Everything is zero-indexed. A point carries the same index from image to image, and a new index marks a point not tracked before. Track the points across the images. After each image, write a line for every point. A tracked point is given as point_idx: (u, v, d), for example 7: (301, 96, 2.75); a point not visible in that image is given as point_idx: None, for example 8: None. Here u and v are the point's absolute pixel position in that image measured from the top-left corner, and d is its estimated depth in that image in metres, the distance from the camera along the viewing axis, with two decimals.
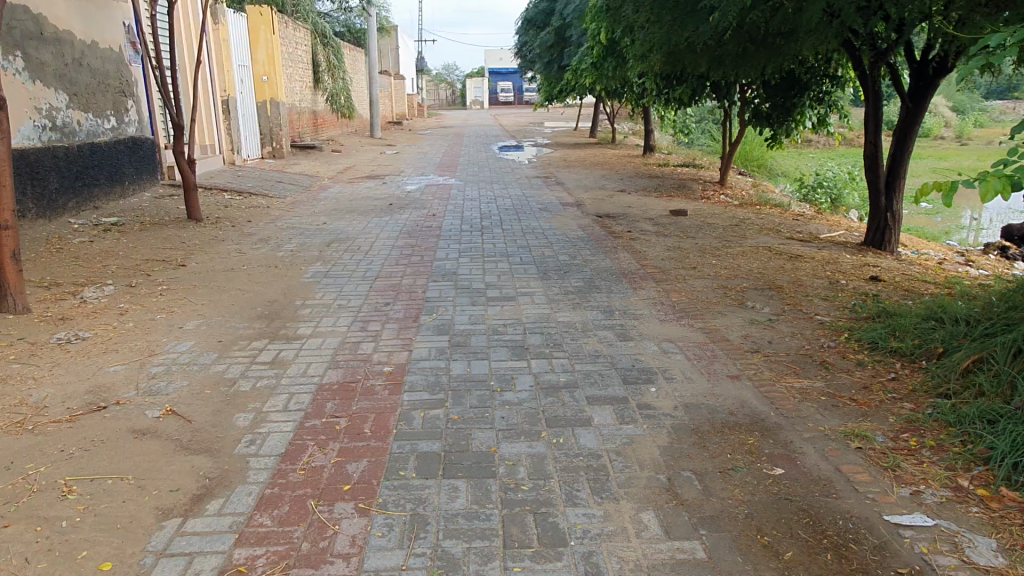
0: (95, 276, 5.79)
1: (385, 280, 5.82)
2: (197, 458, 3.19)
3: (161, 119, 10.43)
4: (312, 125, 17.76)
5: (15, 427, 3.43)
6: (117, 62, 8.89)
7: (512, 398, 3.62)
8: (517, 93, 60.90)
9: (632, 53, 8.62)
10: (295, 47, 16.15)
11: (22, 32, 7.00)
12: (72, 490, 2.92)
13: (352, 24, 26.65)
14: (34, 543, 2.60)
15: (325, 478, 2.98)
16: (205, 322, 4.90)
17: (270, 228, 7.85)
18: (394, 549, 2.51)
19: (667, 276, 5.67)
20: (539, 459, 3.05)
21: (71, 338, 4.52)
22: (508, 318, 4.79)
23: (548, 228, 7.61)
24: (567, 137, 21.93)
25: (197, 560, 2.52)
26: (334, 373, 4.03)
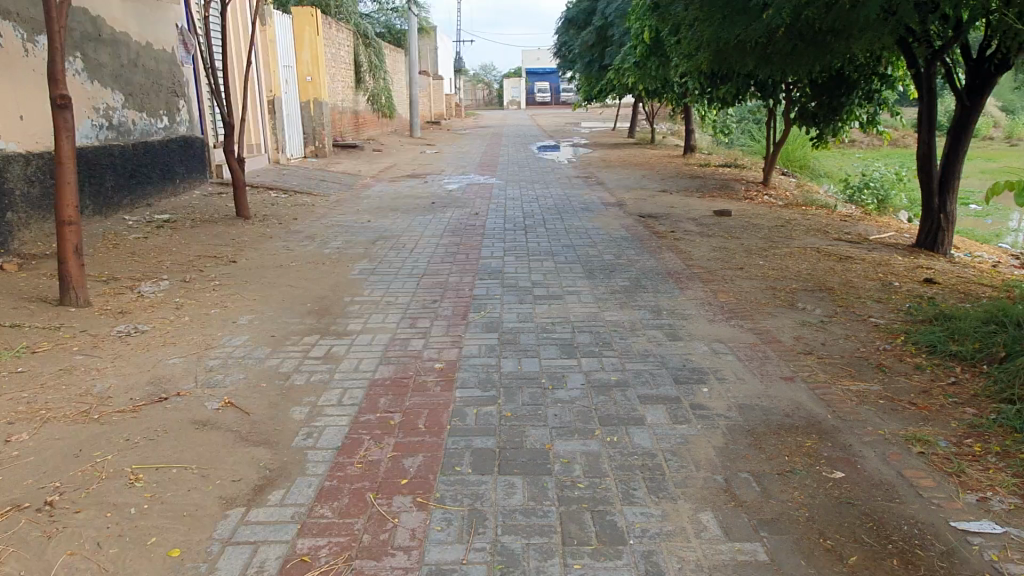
0: (151, 272, 5.94)
1: (432, 278, 5.87)
2: (257, 449, 3.26)
3: (210, 118, 10.65)
4: (354, 125, 17.96)
5: (82, 416, 3.54)
6: (170, 63, 9.11)
7: (564, 396, 3.63)
8: (554, 93, 60.77)
9: (678, 52, 8.57)
10: (337, 48, 16.37)
11: (81, 34, 7.22)
12: (139, 478, 3.01)
13: (393, 24, 26.92)
14: (105, 529, 2.68)
15: (382, 472, 3.03)
16: (257, 317, 5.00)
17: (316, 226, 7.96)
18: (454, 544, 2.54)
19: (714, 277, 5.63)
20: (594, 458, 3.06)
21: (130, 330, 4.65)
22: (555, 317, 4.80)
23: (593, 227, 7.59)
24: (606, 137, 21.88)
25: (262, 548, 2.57)
26: (386, 369, 4.08)
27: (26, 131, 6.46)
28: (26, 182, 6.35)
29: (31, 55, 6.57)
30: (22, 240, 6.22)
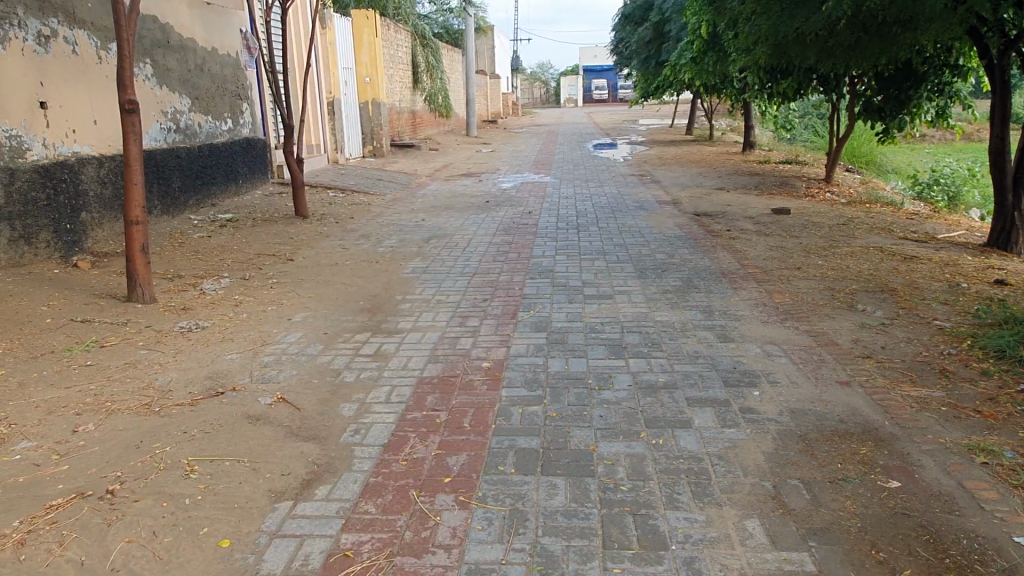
0: (214, 269, 6.14)
1: (483, 277, 5.90)
2: (306, 445, 3.33)
3: (272, 120, 10.96)
4: (411, 125, 18.19)
5: (144, 409, 3.69)
6: (234, 67, 9.40)
7: (611, 397, 3.59)
8: (612, 91, 60.21)
9: (736, 46, 8.37)
10: (395, 49, 16.58)
11: (151, 40, 7.51)
12: (194, 469, 3.12)
13: (450, 25, 27.11)
14: (161, 518, 2.79)
15: (426, 469, 3.06)
16: (311, 314, 5.11)
17: (372, 225, 8.09)
18: (494, 544, 2.54)
19: (770, 277, 5.48)
20: (639, 460, 3.02)
21: (192, 326, 4.82)
22: (605, 317, 4.75)
23: (646, 226, 7.49)
24: (664, 134, 21.56)
25: (307, 542, 2.63)
26: (434, 367, 4.12)
27: (99, 135, 6.75)
28: (99, 183, 6.61)
29: (103, 62, 6.87)
30: (95, 238, 6.50)
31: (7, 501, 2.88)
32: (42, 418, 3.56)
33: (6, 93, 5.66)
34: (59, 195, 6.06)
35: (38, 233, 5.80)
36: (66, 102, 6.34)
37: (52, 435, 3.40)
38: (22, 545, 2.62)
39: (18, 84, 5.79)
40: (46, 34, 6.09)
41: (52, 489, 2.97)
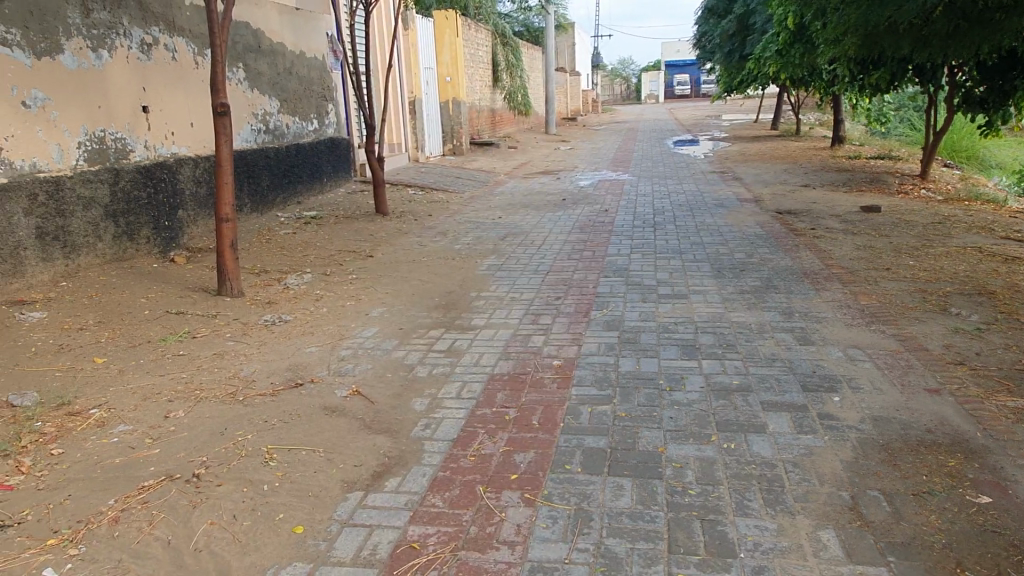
0: (298, 265, 6.37)
1: (556, 275, 5.89)
2: (379, 437, 3.41)
3: (356, 119, 11.28)
4: (490, 123, 18.35)
5: (230, 398, 3.87)
6: (321, 69, 9.72)
7: (682, 399, 3.52)
8: (695, 86, 59.00)
9: (824, 38, 8.07)
10: (476, 48, 16.74)
11: (243, 46, 7.85)
12: (273, 457, 3.25)
13: (531, 23, 27.16)
14: (241, 502, 2.92)
15: (494, 466, 3.08)
16: (388, 310, 5.23)
17: (449, 222, 8.20)
18: (558, 542, 2.54)
19: (856, 278, 5.24)
20: (709, 464, 2.95)
21: (276, 319, 5.02)
22: (679, 317, 4.66)
23: (726, 224, 7.30)
24: (748, 129, 20.96)
25: (376, 532, 2.70)
26: (506, 364, 4.15)
27: (195, 137, 7.11)
28: (195, 182, 6.97)
29: (199, 67, 7.22)
30: (191, 235, 6.85)
31: (104, 480, 3.08)
32: (138, 404, 3.78)
33: (112, 99, 6.04)
34: (158, 194, 6.42)
35: (139, 230, 6.16)
36: (165, 106, 6.70)
37: (145, 420, 3.62)
38: (116, 523, 2.79)
39: (122, 90, 6.16)
40: (148, 42, 6.46)
41: (143, 471, 3.16)
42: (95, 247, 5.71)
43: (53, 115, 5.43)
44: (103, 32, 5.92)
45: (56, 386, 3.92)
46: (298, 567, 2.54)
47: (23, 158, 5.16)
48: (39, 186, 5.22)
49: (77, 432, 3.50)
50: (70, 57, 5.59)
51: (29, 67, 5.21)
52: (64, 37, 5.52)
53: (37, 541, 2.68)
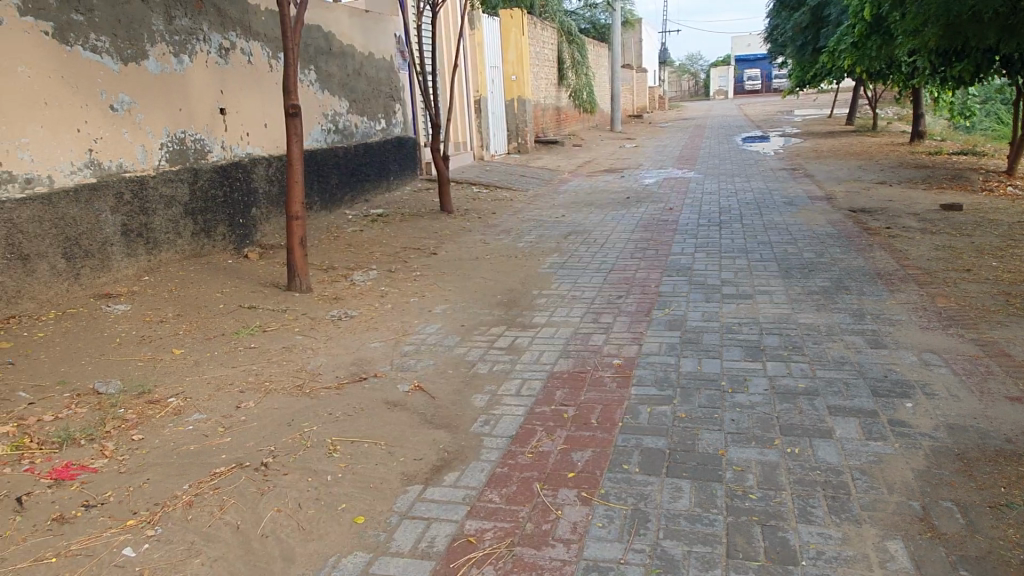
0: (364, 262, 6.51)
1: (619, 273, 5.85)
2: (439, 432, 3.47)
3: (422, 119, 11.45)
4: (555, 121, 18.32)
5: (297, 390, 3.99)
6: (389, 69, 9.90)
7: (744, 401, 3.45)
8: (766, 81, 57.47)
9: (903, 29, 7.76)
10: (542, 46, 16.74)
11: (315, 48, 8.07)
12: (336, 449, 3.34)
13: (597, 20, 26.94)
14: (305, 492, 3.01)
15: (552, 463, 3.10)
16: (451, 306, 5.30)
17: (513, 220, 8.24)
18: (614, 542, 2.53)
19: (933, 280, 5.02)
20: (772, 468, 2.88)
21: (342, 315, 5.16)
22: (744, 317, 4.57)
23: (795, 223, 7.10)
24: (822, 125, 20.30)
25: (434, 525, 2.75)
26: (565, 362, 4.15)
27: (269, 137, 7.35)
28: (267, 181, 7.20)
29: (274, 70, 7.46)
30: (263, 232, 7.09)
31: (180, 466, 3.23)
32: (212, 394, 3.95)
33: (193, 102, 6.30)
34: (234, 193, 6.68)
35: (215, 227, 6.42)
36: (242, 108, 6.95)
37: (219, 410, 3.77)
38: (189, 507, 2.92)
39: (202, 93, 6.42)
40: (226, 47, 6.71)
41: (215, 458, 3.30)
42: (175, 244, 5.97)
43: (138, 118, 5.71)
44: (184, 38, 6.19)
45: (138, 375, 4.13)
46: (359, 556, 2.61)
47: (111, 158, 5.45)
48: (124, 186, 5.50)
49: (156, 419, 3.68)
50: (154, 63, 5.87)
51: (116, 72, 5.49)
52: (148, 44, 5.81)
53: (117, 521, 2.83)
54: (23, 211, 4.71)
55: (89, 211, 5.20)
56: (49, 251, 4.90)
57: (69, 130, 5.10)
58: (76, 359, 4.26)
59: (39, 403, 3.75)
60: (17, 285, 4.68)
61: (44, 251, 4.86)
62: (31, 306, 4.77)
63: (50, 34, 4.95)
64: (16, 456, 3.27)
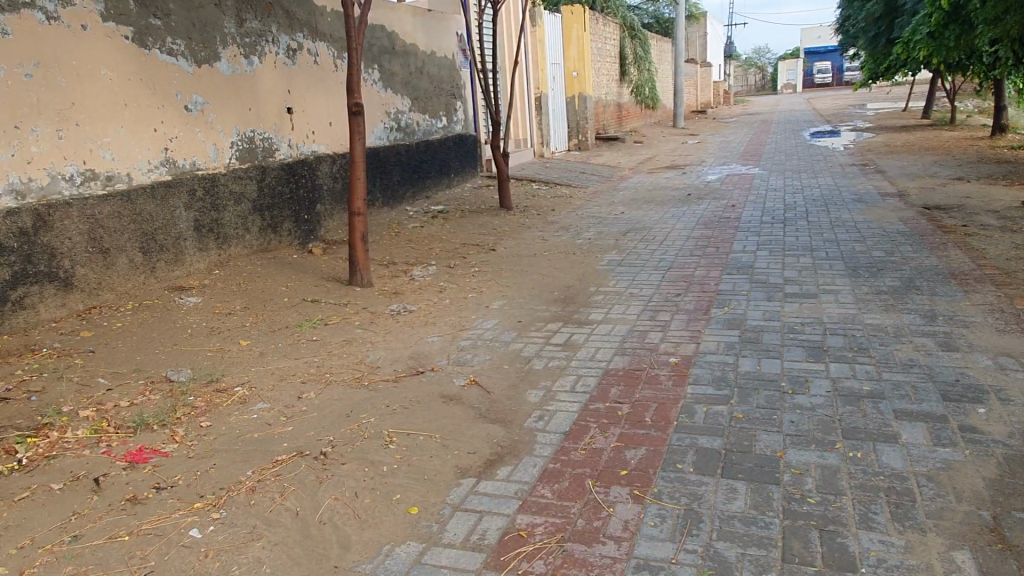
0: (424, 257, 6.61)
1: (677, 271, 5.76)
2: (493, 426, 3.50)
3: (483, 116, 11.51)
4: (616, 118, 18.16)
5: (357, 382, 4.09)
6: (451, 68, 10.00)
7: (805, 403, 3.36)
8: (838, 73, 55.60)
9: (983, 17, 7.40)
10: (604, 42, 16.61)
11: (379, 48, 8.22)
12: (393, 441, 3.41)
13: (661, 14, 26.54)
14: (362, 481, 3.08)
15: (605, 461, 3.08)
16: (508, 302, 5.33)
17: (572, 217, 8.22)
18: (666, 541, 2.51)
19: (1012, 280, 4.79)
20: (832, 472, 2.80)
21: (401, 309, 5.24)
22: (807, 317, 4.44)
23: (864, 220, 6.86)
24: (897, 119, 19.53)
25: (485, 518, 2.77)
26: (621, 360, 4.12)
27: (334, 136, 7.53)
28: (332, 178, 7.38)
29: (339, 69, 7.63)
30: (327, 228, 7.27)
31: (245, 452, 3.36)
32: (276, 384, 4.08)
33: (262, 102, 6.51)
34: (299, 189, 6.87)
35: (282, 223, 6.62)
36: (308, 107, 7.13)
37: (281, 399, 3.90)
38: (252, 492, 3.03)
39: (270, 93, 6.62)
40: (293, 48, 6.90)
41: (277, 446, 3.40)
42: (244, 239, 6.18)
43: (210, 118, 5.92)
44: (254, 39, 6.38)
45: (207, 365, 4.30)
46: (412, 546, 2.66)
47: (185, 157, 5.68)
48: (197, 183, 5.72)
49: (223, 407, 3.82)
50: (225, 64, 6.08)
51: (190, 74, 5.72)
52: (220, 46, 6.01)
53: (185, 503, 2.96)
54: (104, 208, 4.96)
55: (165, 207, 5.43)
56: (128, 245, 5.14)
57: (147, 130, 5.34)
58: (151, 348, 4.46)
59: (116, 390, 3.95)
60: (98, 278, 4.93)
61: (123, 245, 5.11)
62: (111, 297, 5.02)
63: (130, 39, 5.19)
64: (95, 439, 3.46)
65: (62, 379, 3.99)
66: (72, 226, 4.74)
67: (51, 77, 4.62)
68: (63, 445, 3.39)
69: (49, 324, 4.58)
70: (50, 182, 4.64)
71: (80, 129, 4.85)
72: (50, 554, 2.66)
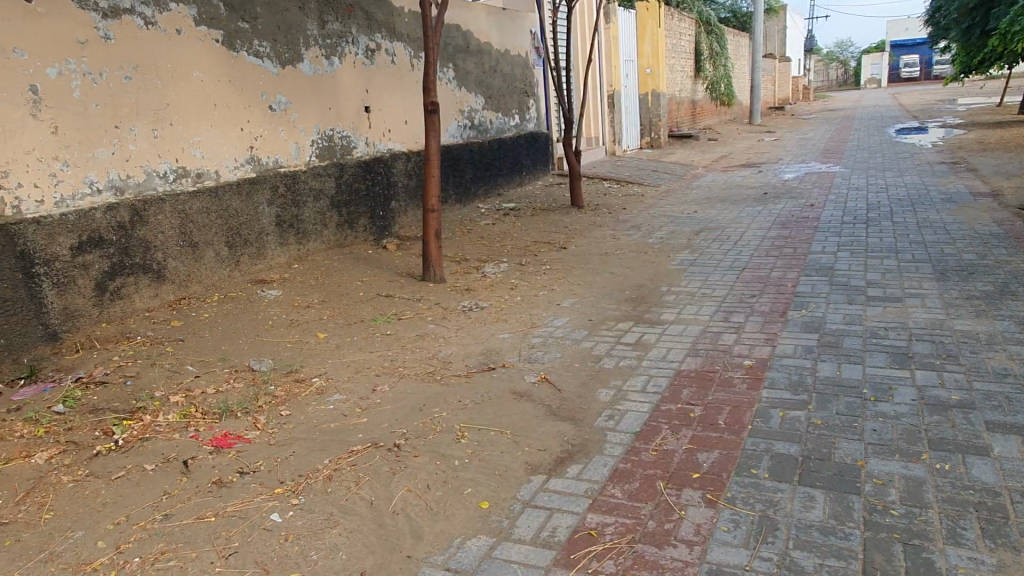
0: (495, 254, 6.67)
1: (752, 272, 5.65)
2: (563, 424, 3.51)
3: (555, 114, 11.51)
4: (691, 114, 17.86)
5: (429, 376, 4.17)
6: (524, 66, 10.03)
7: (889, 411, 3.24)
8: (926, 67, 53.10)
9: None
10: (679, 37, 16.36)
11: (454, 47, 8.32)
12: (464, 435, 3.46)
13: (739, 8, 25.91)
14: (434, 474, 3.14)
15: (676, 463, 3.05)
16: (578, 300, 5.33)
17: (643, 216, 8.14)
18: (739, 547, 2.47)
19: None
20: (917, 484, 2.70)
21: (473, 305, 5.30)
22: (890, 322, 4.28)
23: (954, 221, 6.55)
24: (991, 114, 18.51)
25: (555, 515, 2.79)
26: (693, 361, 4.06)
27: (409, 133, 7.65)
28: (406, 175, 7.52)
29: (416, 69, 7.75)
30: (401, 225, 7.42)
31: (322, 441, 3.47)
32: (351, 376, 4.20)
33: (341, 101, 6.68)
34: (375, 186, 7.02)
35: (358, 220, 6.79)
36: (385, 106, 7.28)
37: (357, 391, 4.01)
38: (329, 480, 3.13)
39: (350, 93, 6.79)
40: (372, 48, 7.06)
41: (353, 437, 3.50)
42: (322, 235, 6.37)
43: (293, 117, 6.12)
44: (335, 40, 6.56)
45: (287, 356, 4.46)
46: (482, 540, 2.69)
47: (269, 155, 5.89)
48: (279, 180, 5.93)
49: (301, 397, 3.96)
50: (308, 65, 6.28)
51: (275, 75, 5.93)
52: (304, 48, 6.21)
53: (267, 488, 3.09)
54: (194, 204, 5.20)
55: (249, 203, 5.66)
56: (215, 239, 5.38)
57: (234, 129, 5.57)
58: (235, 338, 4.66)
59: (204, 376, 4.15)
60: (188, 270, 5.17)
61: (210, 239, 5.34)
62: (199, 289, 5.26)
63: (220, 41, 5.41)
64: (184, 424, 3.63)
65: (154, 366, 4.21)
66: (165, 220, 4.99)
67: (148, 79, 4.88)
68: (154, 428, 3.58)
69: (143, 314, 4.84)
70: (146, 179, 4.89)
71: (174, 129, 5.10)
72: (144, 530, 2.82)
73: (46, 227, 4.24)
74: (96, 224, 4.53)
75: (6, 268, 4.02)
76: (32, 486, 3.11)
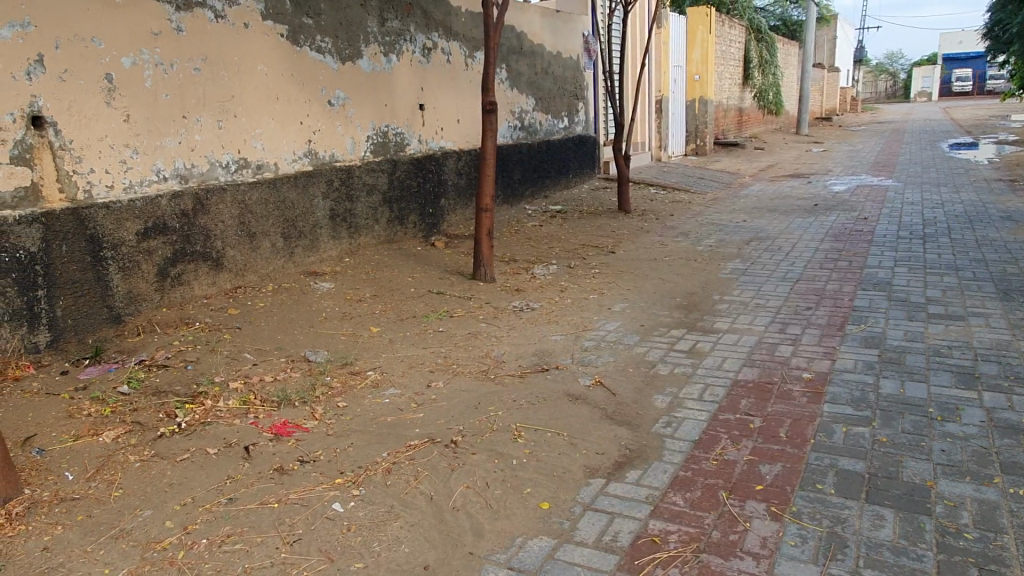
0: (543, 256, 6.68)
1: (807, 283, 5.58)
2: (620, 429, 3.50)
3: (603, 118, 11.48)
4: (737, 123, 17.68)
5: (483, 375, 4.18)
6: (575, 68, 10.03)
7: (957, 431, 3.18)
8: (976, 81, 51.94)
9: None
10: (728, 44, 16.21)
11: (507, 48, 8.35)
12: (520, 435, 3.47)
13: (789, 16, 25.62)
14: (492, 473, 3.16)
15: (738, 474, 3.02)
16: (630, 305, 5.32)
17: (691, 223, 8.09)
18: (808, 563, 2.44)
19: None
20: (991, 508, 2.64)
21: (524, 306, 5.31)
22: (954, 341, 4.19)
23: (1015, 240, 6.40)
24: None
25: (617, 520, 2.78)
26: (750, 371, 4.03)
27: (460, 132, 7.68)
28: (457, 174, 7.55)
29: (470, 68, 7.79)
30: (450, 222, 7.47)
31: (379, 435, 3.50)
32: (405, 371, 4.24)
33: (397, 98, 6.74)
34: (426, 183, 7.07)
35: (408, 216, 6.84)
36: (439, 104, 7.32)
37: (411, 387, 4.04)
38: (388, 473, 3.16)
39: (405, 91, 6.84)
40: (428, 47, 7.11)
41: (410, 431, 3.53)
42: (373, 230, 6.43)
43: (350, 113, 6.19)
44: (394, 38, 6.62)
45: (341, 348, 4.51)
46: (544, 540, 2.70)
47: (325, 149, 5.96)
48: (334, 174, 6.00)
49: (357, 390, 4.00)
50: (366, 62, 6.34)
51: (335, 71, 6.00)
52: (363, 45, 6.28)
53: (328, 478, 3.13)
54: (253, 194, 5.28)
55: (305, 195, 5.73)
56: (272, 230, 5.46)
57: (294, 123, 5.65)
58: (290, 329, 4.73)
59: (261, 365, 4.22)
60: (244, 260, 5.26)
61: (267, 230, 5.43)
62: (254, 278, 5.35)
63: (285, 36, 5.49)
64: (244, 410, 3.70)
65: (214, 352, 4.29)
66: (225, 210, 5.08)
67: (215, 71, 4.97)
68: (215, 413, 3.65)
69: (201, 300, 4.94)
70: (209, 169, 4.99)
71: (238, 121, 5.19)
72: (210, 513, 2.87)
73: (115, 212, 4.35)
74: (161, 211, 4.63)
75: (76, 250, 4.13)
76: (101, 464, 3.19)
